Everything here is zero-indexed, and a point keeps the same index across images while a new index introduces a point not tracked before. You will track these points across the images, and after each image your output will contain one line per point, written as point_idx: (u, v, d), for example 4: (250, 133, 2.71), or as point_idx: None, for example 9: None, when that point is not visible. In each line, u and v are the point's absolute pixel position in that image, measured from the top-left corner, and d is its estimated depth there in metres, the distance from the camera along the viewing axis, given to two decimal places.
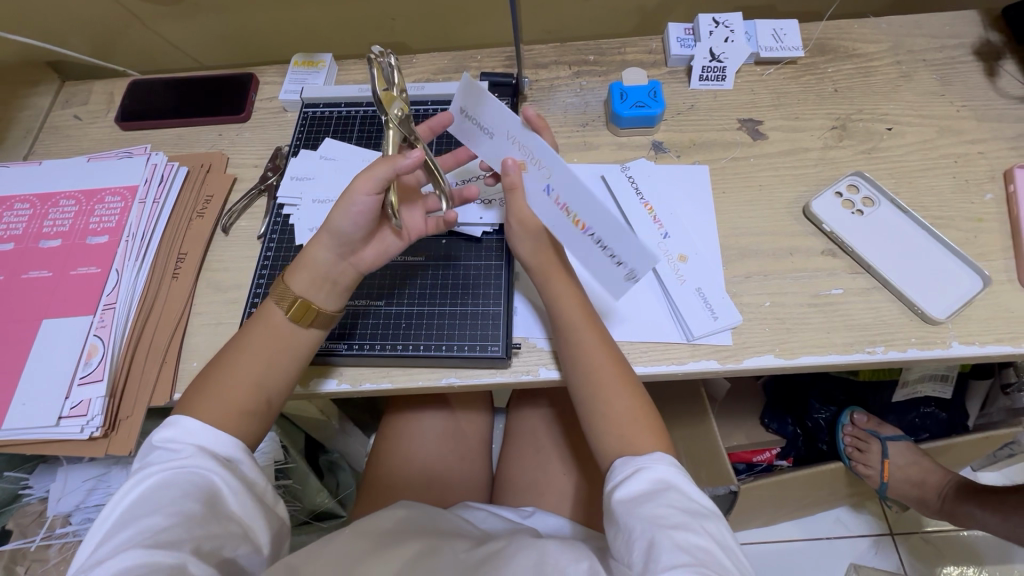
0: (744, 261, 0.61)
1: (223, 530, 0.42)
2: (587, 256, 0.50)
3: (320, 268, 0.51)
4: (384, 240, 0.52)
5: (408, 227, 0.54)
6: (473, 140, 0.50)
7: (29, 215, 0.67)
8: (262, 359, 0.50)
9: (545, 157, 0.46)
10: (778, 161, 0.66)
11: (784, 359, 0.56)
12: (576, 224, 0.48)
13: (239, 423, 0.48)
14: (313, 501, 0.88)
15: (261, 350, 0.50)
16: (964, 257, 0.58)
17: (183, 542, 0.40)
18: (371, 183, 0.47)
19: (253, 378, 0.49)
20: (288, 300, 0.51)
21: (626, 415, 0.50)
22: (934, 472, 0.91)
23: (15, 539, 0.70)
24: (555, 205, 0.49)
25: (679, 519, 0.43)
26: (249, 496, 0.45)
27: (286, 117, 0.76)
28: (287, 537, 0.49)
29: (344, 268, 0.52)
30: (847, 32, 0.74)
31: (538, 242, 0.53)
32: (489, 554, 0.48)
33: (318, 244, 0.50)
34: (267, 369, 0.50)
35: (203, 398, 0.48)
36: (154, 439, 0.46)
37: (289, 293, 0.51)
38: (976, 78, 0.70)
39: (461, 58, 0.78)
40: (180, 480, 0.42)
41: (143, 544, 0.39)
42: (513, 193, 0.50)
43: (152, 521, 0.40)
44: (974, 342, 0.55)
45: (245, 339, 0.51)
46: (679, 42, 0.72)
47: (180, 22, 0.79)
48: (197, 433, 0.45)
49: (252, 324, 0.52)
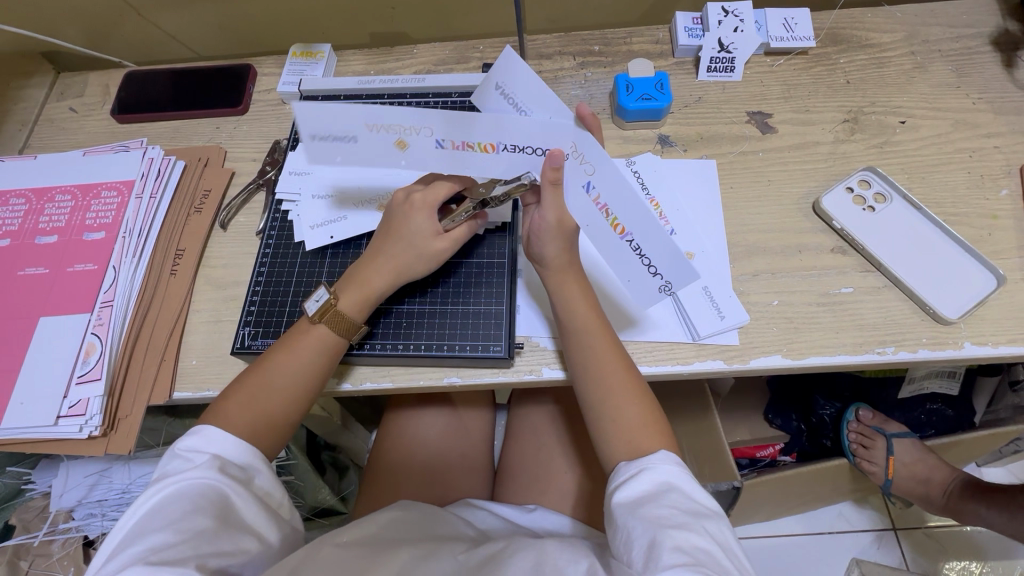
0: (752, 258, 0.60)
1: (234, 545, 0.41)
2: (624, 260, 0.50)
3: (376, 288, 0.53)
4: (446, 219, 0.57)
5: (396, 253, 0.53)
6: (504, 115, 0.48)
7: (24, 210, 0.66)
8: (300, 369, 0.51)
9: (545, 130, 0.45)
10: (789, 156, 0.65)
11: (792, 360, 0.55)
12: (615, 227, 0.48)
13: (265, 435, 0.49)
14: (315, 498, 0.88)
15: (308, 365, 0.51)
16: (978, 256, 0.56)
17: (189, 558, 0.39)
18: (448, 243, 0.54)
19: (293, 393, 0.50)
20: (339, 321, 0.52)
21: (636, 420, 0.49)
22: (940, 469, 0.90)
23: (18, 534, 0.71)
24: (594, 204, 0.48)
25: (680, 519, 0.42)
26: (262, 512, 0.45)
27: (285, 110, 0.74)
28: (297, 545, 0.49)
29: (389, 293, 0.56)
30: (861, 21, 0.72)
31: (564, 243, 0.51)
32: (489, 554, 0.48)
33: (381, 268, 0.53)
34: (307, 382, 0.51)
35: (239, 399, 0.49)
36: (177, 449, 0.46)
37: (339, 312, 0.53)
38: (992, 70, 0.68)
39: (462, 48, 0.77)
40: (193, 492, 0.42)
41: (148, 559, 0.38)
42: (553, 192, 0.48)
43: (161, 534, 0.39)
44: (987, 342, 0.54)
45: (285, 345, 0.52)
46: (687, 32, 0.70)
47: (176, 11, 0.77)
48: (220, 443, 0.46)
49: (299, 340, 0.52)
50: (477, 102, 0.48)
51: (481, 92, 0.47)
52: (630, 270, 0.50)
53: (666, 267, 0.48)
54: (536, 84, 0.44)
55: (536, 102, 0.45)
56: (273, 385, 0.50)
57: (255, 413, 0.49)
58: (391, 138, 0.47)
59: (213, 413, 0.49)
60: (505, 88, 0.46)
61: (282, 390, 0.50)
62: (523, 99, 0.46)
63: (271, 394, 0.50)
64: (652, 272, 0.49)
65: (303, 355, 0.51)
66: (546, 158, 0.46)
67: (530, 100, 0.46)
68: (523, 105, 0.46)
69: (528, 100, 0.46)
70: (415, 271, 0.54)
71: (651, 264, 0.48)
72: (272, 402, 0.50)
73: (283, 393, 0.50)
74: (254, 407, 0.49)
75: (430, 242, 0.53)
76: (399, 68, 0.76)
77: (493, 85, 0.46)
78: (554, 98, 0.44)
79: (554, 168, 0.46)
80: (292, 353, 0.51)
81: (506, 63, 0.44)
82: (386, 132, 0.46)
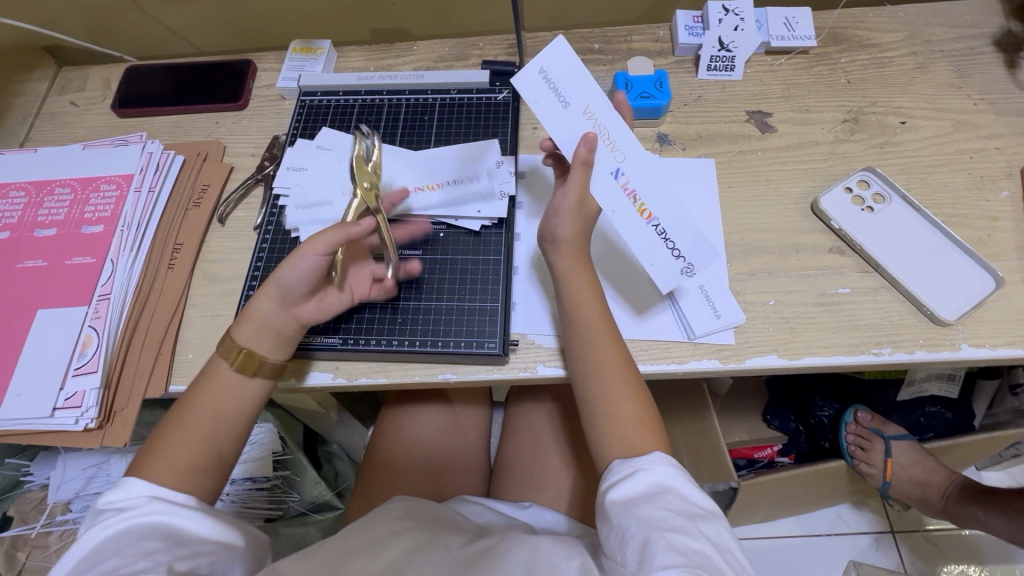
0: (749, 258, 0.60)
1: (193, 550, 0.42)
2: (644, 247, 0.51)
3: (258, 309, 0.50)
4: (328, 299, 0.53)
5: (287, 271, 0.49)
6: (539, 101, 0.50)
7: (24, 203, 0.66)
8: (225, 401, 0.48)
9: (571, 116, 0.49)
10: (787, 156, 0.65)
11: (787, 360, 0.55)
12: (642, 211, 0.50)
13: (201, 468, 0.46)
14: (311, 493, 0.87)
15: (218, 394, 0.48)
16: (976, 257, 0.56)
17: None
18: (320, 241, 0.49)
19: (208, 424, 0.47)
20: (231, 351, 0.49)
21: (631, 416, 0.49)
22: (938, 472, 0.90)
23: (17, 525, 0.71)
24: (622, 190, 0.50)
25: (675, 522, 0.42)
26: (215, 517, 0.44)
27: (284, 106, 0.74)
28: (265, 540, 0.48)
29: (288, 319, 0.51)
30: (862, 21, 0.72)
31: (580, 225, 0.53)
32: (483, 549, 0.48)
33: (264, 295, 0.50)
34: (222, 412, 0.48)
35: (154, 446, 0.46)
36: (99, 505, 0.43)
37: (233, 344, 0.49)
38: (994, 70, 0.68)
39: (462, 45, 0.77)
40: (132, 524, 0.41)
41: None
42: (581, 172, 0.50)
43: (116, 560, 0.40)
44: (984, 344, 0.54)
45: (204, 379, 0.49)
46: (688, 30, 0.70)
47: (177, 6, 0.77)
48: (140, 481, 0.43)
49: (203, 378, 0.49)
50: (517, 83, 0.50)
51: (525, 76, 0.49)
52: (650, 252, 0.51)
53: (691, 249, 0.51)
54: (583, 73, 0.49)
55: (577, 94, 0.49)
56: (196, 422, 0.47)
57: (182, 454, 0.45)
58: None
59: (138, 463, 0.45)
60: (549, 75, 0.49)
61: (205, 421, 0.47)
62: (563, 87, 0.49)
63: (193, 426, 0.46)
64: (675, 255, 0.51)
65: (231, 387, 0.49)
66: (582, 138, 0.49)
67: (573, 90, 0.49)
68: (564, 93, 0.49)
69: (570, 90, 0.49)
70: (293, 287, 0.50)
71: (674, 247, 0.51)
72: (198, 436, 0.46)
73: (202, 421, 0.47)
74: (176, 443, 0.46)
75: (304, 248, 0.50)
76: (398, 65, 0.76)
77: (538, 69, 0.49)
78: (598, 91, 0.49)
79: (586, 150, 0.49)
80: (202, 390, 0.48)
81: (559, 51, 0.49)
82: None
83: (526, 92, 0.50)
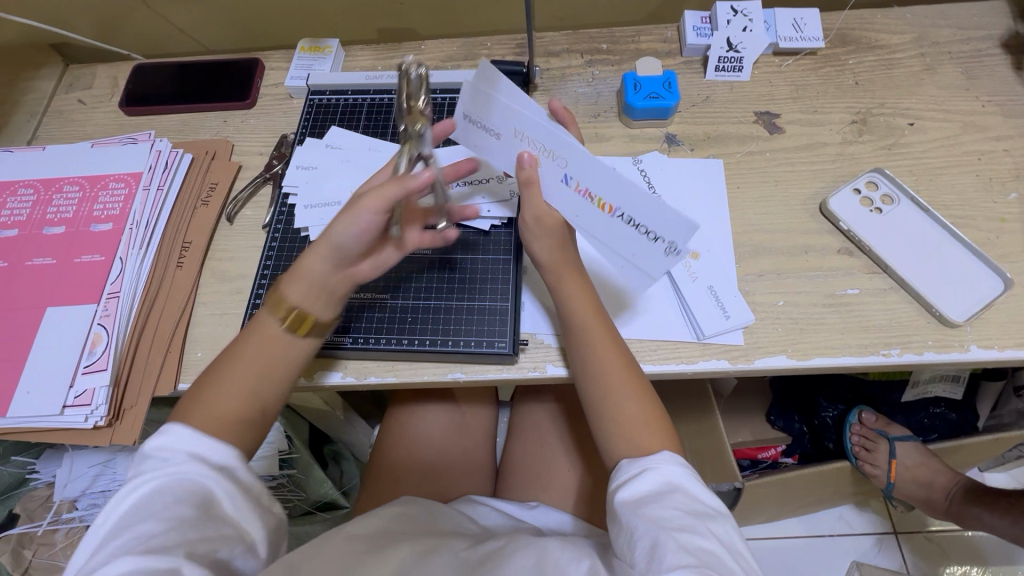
0: (757, 258, 0.60)
1: (218, 532, 0.41)
2: (622, 241, 0.49)
3: (310, 270, 0.48)
4: (385, 258, 0.50)
5: (340, 231, 0.45)
6: (479, 145, 0.49)
7: (33, 201, 0.66)
8: (271, 357, 0.49)
9: (507, 142, 0.47)
10: (796, 156, 0.65)
11: (796, 360, 0.55)
12: (603, 207, 0.47)
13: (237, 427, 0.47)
14: (318, 492, 0.87)
15: (261, 355, 0.49)
16: (986, 258, 0.56)
17: (176, 547, 0.38)
18: (376, 197, 0.43)
19: (251, 384, 0.48)
20: (283, 310, 0.49)
21: (637, 417, 0.49)
22: (942, 473, 0.90)
23: (23, 523, 0.71)
24: (577, 193, 0.48)
25: (684, 522, 0.42)
26: (248, 504, 0.44)
27: (292, 104, 0.74)
28: (282, 539, 0.47)
29: (341, 279, 0.49)
30: (870, 22, 0.72)
31: (555, 240, 0.52)
32: (490, 552, 0.48)
33: (315, 256, 0.48)
34: (266, 374, 0.49)
35: (198, 395, 0.48)
36: (145, 448, 0.44)
37: (284, 302, 0.49)
38: (1002, 72, 0.68)
39: (470, 45, 0.77)
40: (173, 483, 0.42)
41: (135, 549, 0.38)
42: (530, 190, 0.49)
43: (149, 523, 0.40)
44: (993, 346, 0.54)
45: (253, 333, 0.50)
46: (696, 30, 0.70)
47: (184, 4, 0.77)
48: (191, 441, 0.44)
49: (252, 328, 0.50)
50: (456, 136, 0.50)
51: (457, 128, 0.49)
52: (629, 243, 0.49)
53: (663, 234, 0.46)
54: (506, 100, 0.45)
55: (504, 119, 0.46)
56: (240, 381, 0.48)
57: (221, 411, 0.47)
58: None
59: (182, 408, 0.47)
60: (473, 117, 0.47)
61: (248, 382, 0.48)
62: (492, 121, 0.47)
63: (235, 385, 0.48)
64: (652, 238, 0.47)
65: (279, 349, 0.50)
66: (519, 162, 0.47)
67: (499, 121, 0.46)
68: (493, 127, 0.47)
69: (498, 120, 0.46)
70: (348, 247, 0.46)
71: (647, 230, 0.47)
72: (240, 393, 0.48)
73: (245, 380, 0.48)
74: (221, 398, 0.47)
75: (358, 201, 0.45)
76: (406, 64, 0.76)
77: (464, 116, 0.48)
78: (528, 105, 0.45)
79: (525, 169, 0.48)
80: (247, 346, 0.49)
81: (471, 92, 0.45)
82: None
83: (467, 138, 0.49)
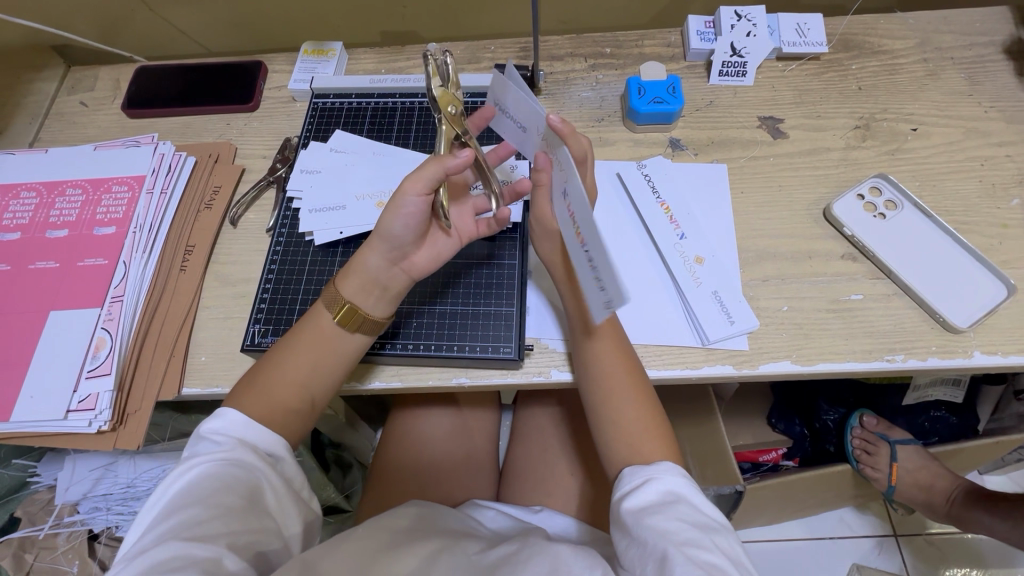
0: (762, 263, 0.60)
1: (261, 526, 0.42)
2: (582, 278, 0.42)
3: (365, 265, 0.51)
4: (436, 242, 0.52)
5: (391, 221, 0.48)
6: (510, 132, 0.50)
7: (35, 204, 0.66)
8: (322, 350, 0.51)
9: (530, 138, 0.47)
10: (800, 161, 0.65)
11: (801, 365, 0.55)
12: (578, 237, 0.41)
13: (284, 419, 0.49)
14: (320, 495, 0.88)
15: (311, 350, 0.51)
16: (989, 264, 0.56)
17: (222, 536, 0.39)
18: (422, 182, 0.46)
19: (300, 377, 0.50)
20: (337, 305, 0.51)
21: (637, 423, 0.50)
22: (944, 476, 0.90)
23: (24, 527, 0.71)
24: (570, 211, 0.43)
25: (691, 535, 0.41)
26: (289, 500, 0.45)
27: (295, 107, 0.74)
28: (311, 539, 0.48)
29: (396, 273, 0.51)
30: (873, 28, 0.72)
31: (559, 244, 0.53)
32: (501, 557, 0.48)
33: (371, 251, 0.50)
34: (313, 371, 0.51)
35: (251, 385, 0.50)
36: (201, 432, 0.46)
37: (339, 298, 0.51)
38: (1005, 78, 0.68)
39: (473, 48, 0.76)
40: (223, 470, 0.42)
41: (182, 534, 0.38)
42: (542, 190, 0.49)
43: (197, 509, 0.40)
44: (997, 351, 0.54)
45: (308, 324, 0.52)
46: (699, 35, 0.70)
47: (187, 6, 0.77)
48: (244, 428, 0.46)
49: (305, 322, 0.52)
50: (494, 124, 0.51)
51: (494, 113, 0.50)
52: (586, 283, 0.41)
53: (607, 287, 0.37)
54: (522, 98, 0.44)
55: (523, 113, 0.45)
56: (291, 378, 0.50)
57: (271, 405, 0.49)
58: (374, 203, 0.62)
59: (234, 397, 0.49)
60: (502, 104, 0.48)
61: (296, 379, 0.50)
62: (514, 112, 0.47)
63: (283, 379, 0.50)
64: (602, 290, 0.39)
65: (331, 343, 0.51)
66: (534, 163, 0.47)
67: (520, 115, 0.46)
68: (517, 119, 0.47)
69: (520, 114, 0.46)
70: (399, 236, 0.49)
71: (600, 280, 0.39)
72: (289, 389, 0.50)
73: (292, 377, 0.50)
74: (269, 392, 0.49)
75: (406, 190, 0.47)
76: (409, 67, 0.76)
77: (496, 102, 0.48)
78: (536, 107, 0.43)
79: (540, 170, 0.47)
80: (298, 341, 0.51)
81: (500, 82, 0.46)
82: (370, 198, 0.63)
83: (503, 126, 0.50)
